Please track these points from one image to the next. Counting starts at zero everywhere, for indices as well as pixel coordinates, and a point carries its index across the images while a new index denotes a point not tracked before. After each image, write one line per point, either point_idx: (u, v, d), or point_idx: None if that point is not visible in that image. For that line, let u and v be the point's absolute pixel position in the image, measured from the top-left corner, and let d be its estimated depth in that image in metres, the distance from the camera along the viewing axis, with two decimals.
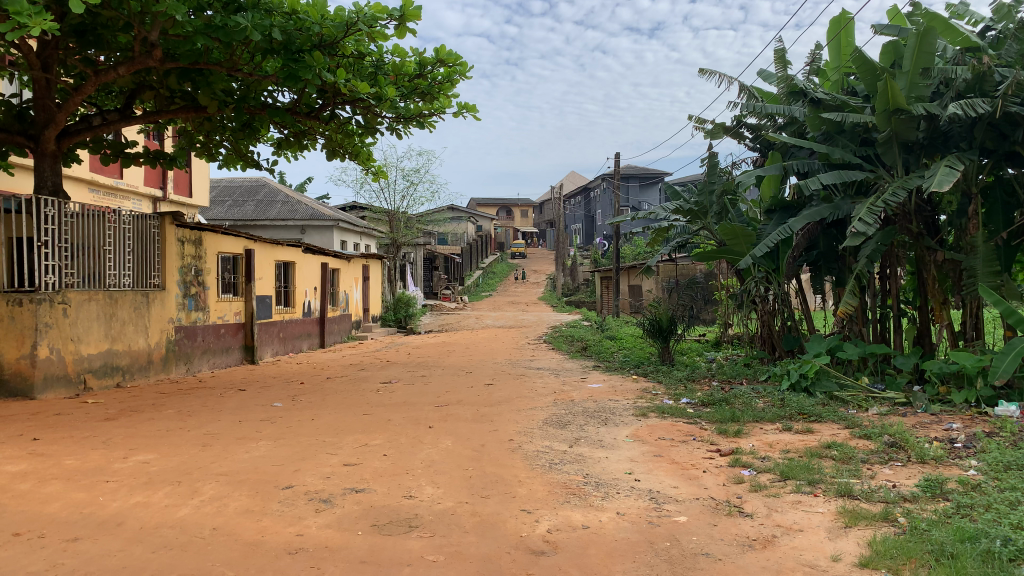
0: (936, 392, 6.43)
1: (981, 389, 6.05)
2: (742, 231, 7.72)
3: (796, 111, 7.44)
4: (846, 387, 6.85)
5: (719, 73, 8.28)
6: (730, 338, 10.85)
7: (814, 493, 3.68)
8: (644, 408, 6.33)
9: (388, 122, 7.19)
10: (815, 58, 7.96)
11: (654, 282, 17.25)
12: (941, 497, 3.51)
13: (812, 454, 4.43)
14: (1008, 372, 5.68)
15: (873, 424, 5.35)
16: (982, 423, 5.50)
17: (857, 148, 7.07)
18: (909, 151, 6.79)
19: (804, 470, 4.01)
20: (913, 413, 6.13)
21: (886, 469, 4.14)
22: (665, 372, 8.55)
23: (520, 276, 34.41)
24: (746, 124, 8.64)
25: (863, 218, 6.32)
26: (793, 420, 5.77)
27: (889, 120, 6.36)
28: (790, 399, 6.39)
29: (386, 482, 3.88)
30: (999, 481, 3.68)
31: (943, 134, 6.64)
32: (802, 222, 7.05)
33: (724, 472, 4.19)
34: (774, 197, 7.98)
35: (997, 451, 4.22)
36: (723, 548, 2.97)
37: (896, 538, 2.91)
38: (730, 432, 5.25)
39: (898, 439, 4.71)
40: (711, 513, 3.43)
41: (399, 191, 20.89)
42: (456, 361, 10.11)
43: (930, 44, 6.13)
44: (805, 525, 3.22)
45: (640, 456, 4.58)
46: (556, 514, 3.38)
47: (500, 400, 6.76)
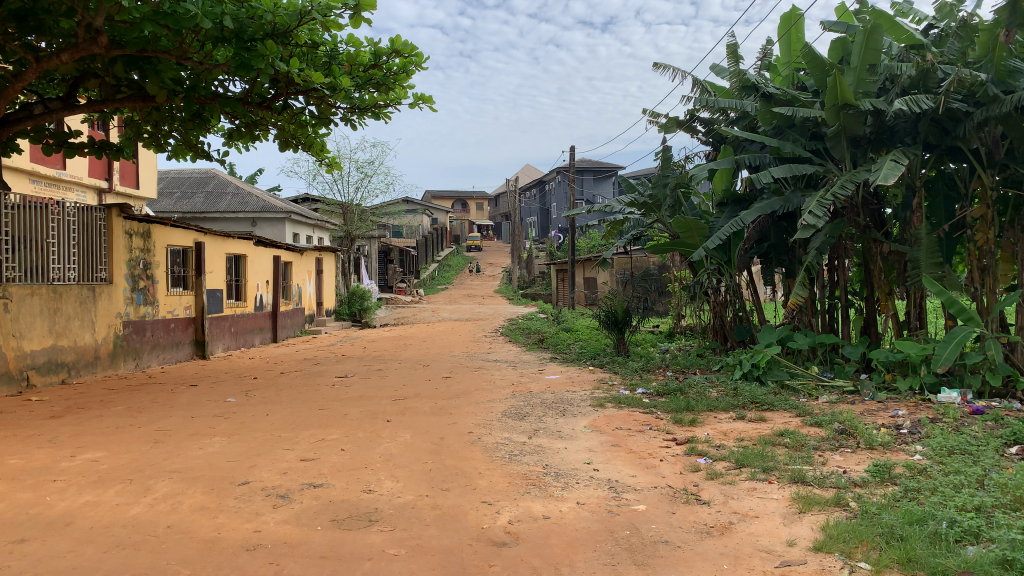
0: (882, 380, 6.61)
1: (925, 376, 6.25)
2: (695, 223, 7.80)
3: (748, 106, 7.54)
4: (797, 376, 7.00)
5: (673, 68, 8.36)
6: (684, 329, 11.00)
7: (768, 480, 3.76)
8: (601, 399, 6.38)
9: (342, 113, 7.09)
10: (766, 54, 8.09)
11: (608, 275, 17.38)
12: (889, 482, 3.61)
13: (766, 442, 4.51)
14: (950, 360, 5.88)
15: (824, 412, 5.49)
16: (926, 409, 5.68)
17: (807, 142, 7.19)
18: (856, 145, 6.95)
19: (758, 458, 4.08)
20: (861, 400, 6.30)
21: (836, 456, 4.24)
22: (621, 363, 8.63)
23: (474, 270, 34.38)
24: (699, 118, 8.74)
25: (813, 210, 6.44)
26: (746, 409, 5.88)
27: (838, 115, 6.51)
28: (743, 388, 6.50)
29: (345, 477, 3.85)
30: (944, 465, 3.80)
31: (889, 129, 6.80)
32: (754, 214, 7.16)
33: (681, 460, 4.24)
34: (726, 190, 8.09)
35: (941, 437, 4.36)
36: (682, 536, 3.01)
37: (847, 522, 2.99)
38: (686, 421, 5.33)
39: (848, 426, 4.83)
40: (669, 501, 3.47)
41: (352, 183, 20.65)
42: (412, 355, 10.06)
43: (877, 41, 6.27)
44: (761, 511, 3.28)
45: (598, 446, 4.61)
46: (517, 505, 3.39)
47: (458, 393, 6.75)
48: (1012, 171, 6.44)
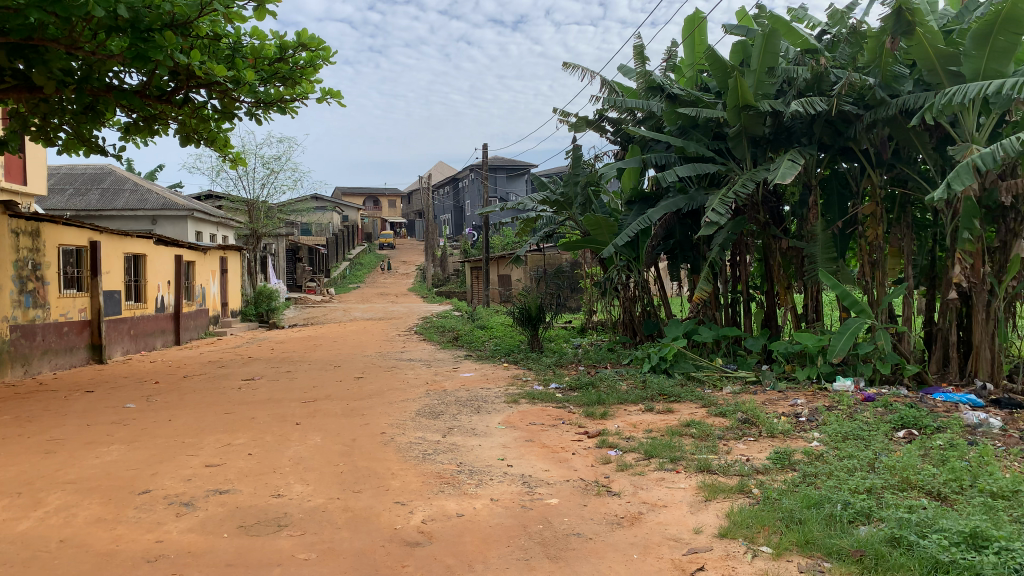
0: (782, 370, 6.90)
1: (821, 366, 6.55)
2: (605, 221, 7.94)
3: (654, 106, 7.72)
4: (702, 368, 7.22)
5: (582, 68, 8.48)
6: (595, 324, 11.20)
7: (676, 470, 3.86)
8: (515, 395, 6.42)
9: (247, 107, 6.89)
10: (671, 55, 8.30)
11: (522, 271, 17.51)
12: (789, 467, 3.77)
13: (673, 433, 4.63)
14: (844, 350, 6.18)
15: (728, 402, 5.69)
16: (822, 397, 5.96)
17: (710, 142, 7.43)
18: (756, 145, 7.21)
19: (666, 448, 4.19)
20: (762, 390, 6.56)
21: (740, 444, 4.40)
22: (534, 359, 8.70)
23: (386, 268, 34.04)
24: (608, 118, 8.90)
25: (716, 208, 6.65)
26: (655, 401, 6.03)
27: (739, 116, 6.74)
28: (652, 380, 6.66)
29: (253, 482, 3.74)
30: (839, 450, 4.00)
31: (786, 129, 7.09)
32: (660, 212, 7.34)
33: (593, 453, 4.32)
34: (634, 188, 8.27)
35: (836, 423, 4.58)
36: (594, 528, 3.06)
37: (750, 508, 3.10)
38: (597, 415, 5.42)
39: (751, 415, 5.02)
40: (581, 494, 3.53)
41: (258, 180, 20.10)
42: (322, 355, 9.87)
43: (775, 45, 6.50)
44: (669, 500, 3.37)
45: (512, 443, 4.64)
46: (430, 504, 3.38)
47: (371, 394, 6.67)
48: (898, 170, 6.82)
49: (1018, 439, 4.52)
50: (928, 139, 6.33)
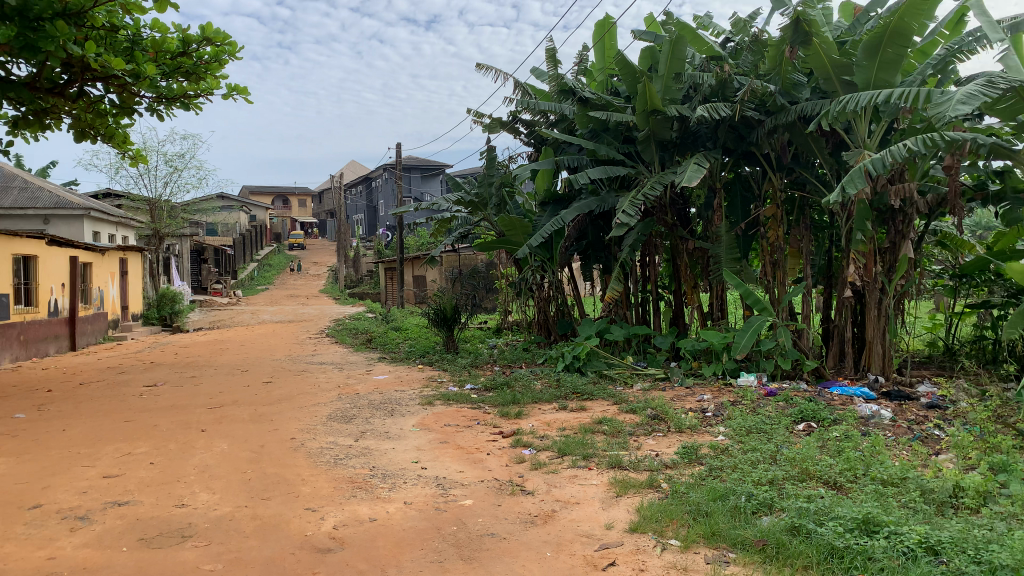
0: (689, 367, 7.11)
1: (726, 362, 6.78)
2: (519, 222, 7.99)
3: (566, 109, 7.82)
4: (614, 366, 7.36)
5: (495, 69, 8.51)
6: (510, 324, 11.26)
7: (588, 467, 3.93)
8: (429, 396, 6.39)
9: (147, 103, 6.61)
10: (582, 59, 8.43)
11: (436, 272, 17.44)
12: (696, 461, 3.89)
13: (586, 431, 4.70)
14: (747, 347, 6.42)
15: (638, 399, 5.81)
16: (727, 392, 6.18)
17: (620, 145, 7.58)
18: (664, 149, 7.41)
19: (579, 446, 4.25)
20: (671, 386, 6.75)
21: (650, 440, 4.51)
22: (449, 361, 8.68)
23: (297, 269, 33.30)
24: (521, 120, 8.96)
25: (626, 210, 6.79)
26: (568, 399, 6.11)
27: (647, 120, 6.90)
28: (565, 379, 6.75)
29: (154, 493, 3.60)
30: (743, 443, 4.14)
31: (693, 134, 7.30)
32: (573, 213, 7.43)
33: (507, 453, 4.34)
34: (547, 190, 8.35)
35: (740, 418, 4.75)
36: (508, 527, 3.08)
37: (659, 503, 3.18)
38: (512, 414, 5.44)
39: (660, 411, 5.15)
40: (495, 494, 3.54)
41: (160, 178, 19.32)
42: (230, 360, 9.57)
43: (681, 51, 6.68)
44: (581, 497, 3.42)
45: (426, 445, 4.61)
46: (342, 509, 3.32)
47: (281, 398, 6.51)
48: (797, 174, 7.12)
49: (907, 429, 4.79)
50: (824, 145, 6.64)
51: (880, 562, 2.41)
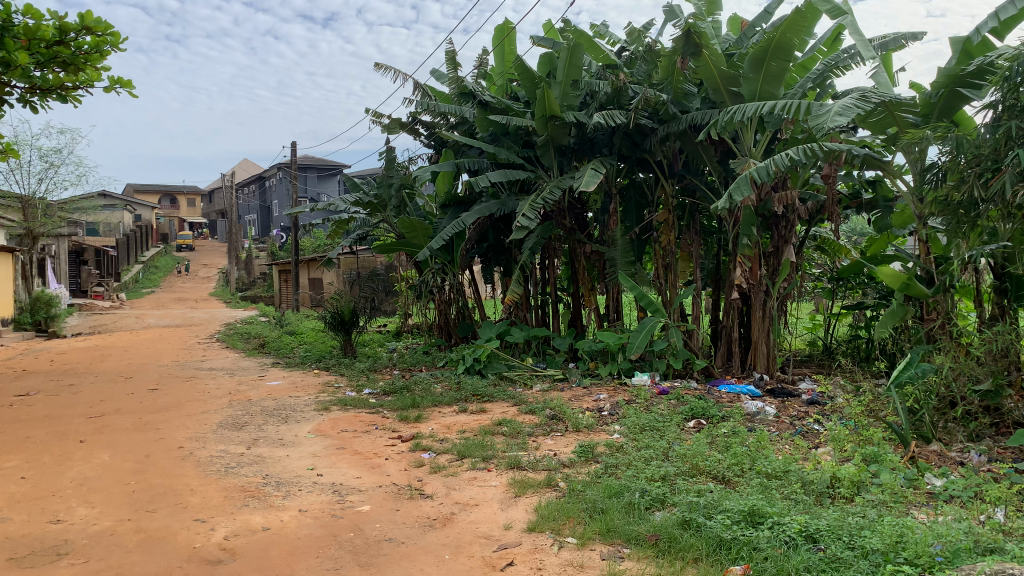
0: (587, 368, 7.25)
1: (621, 362, 6.95)
2: (419, 224, 7.94)
3: (466, 112, 7.83)
4: (513, 368, 7.42)
5: (394, 69, 8.43)
6: (410, 327, 11.18)
7: (488, 468, 3.94)
8: (327, 402, 6.26)
9: (19, 93, 6.20)
10: (482, 62, 8.46)
11: (334, 275, 17.12)
12: (593, 460, 3.97)
13: (485, 432, 4.72)
14: (642, 347, 6.60)
15: (537, 400, 5.89)
16: (623, 392, 6.34)
17: (519, 149, 7.66)
18: (562, 154, 7.53)
19: (479, 448, 4.26)
20: (569, 387, 6.86)
21: (548, 440, 4.57)
22: (347, 365, 8.53)
23: (185, 271, 31.97)
24: (421, 121, 8.91)
25: (525, 213, 6.86)
26: (468, 401, 6.11)
27: (546, 125, 6.99)
28: (465, 381, 6.75)
29: (26, 509, 3.37)
30: (638, 441, 4.26)
31: (589, 139, 7.45)
32: (473, 216, 7.45)
33: (406, 457, 4.30)
34: (447, 192, 8.34)
35: (635, 416, 4.88)
36: (406, 531, 3.05)
37: (556, 502, 3.22)
38: (411, 418, 5.40)
39: (558, 412, 5.23)
40: (393, 499, 3.51)
41: (34, 174, 18.15)
42: (112, 367, 9.08)
43: (579, 58, 6.76)
44: (480, 499, 3.43)
45: (322, 451, 4.52)
46: (234, 519, 3.21)
47: (168, 406, 6.22)
48: (688, 181, 7.39)
49: (789, 424, 5.05)
50: (713, 153, 6.91)
51: (764, 551, 2.53)
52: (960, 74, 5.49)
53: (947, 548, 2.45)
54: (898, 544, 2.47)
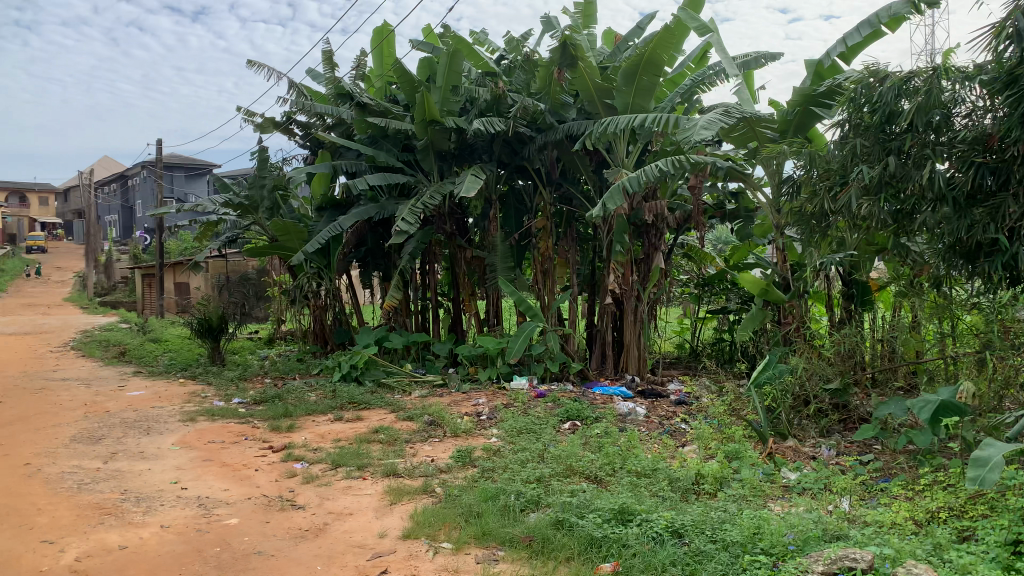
0: (466, 373, 7.27)
1: (500, 367, 7.02)
2: (294, 227, 7.73)
3: (344, 114, 7.69)
4: (392, 374, 7.33)
5: (268, 67, 8.18)
6: (284, 334, 10.85)
7: (363, 476, 3.88)
8: (193, 412, 5.98)
9: None
10: (360, 64, 8.34)
11: (202, 280, 16.37)
12: (470, 464, 3.99)
13: (361, 440, 4.65)
14: (520, 351, 6.69)
15: (415, 406, 5.85)
16: (501, 396, 6.40)
17: (398, 153, 7.60)
18: (442, 159, 7.53)
19: (353, 456, 4.19)
20: (448, 392, 6.86)
21: (425, 446, 4.55)
22: (216, 373, 8.17)
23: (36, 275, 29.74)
24: (296, 122, 8.68)
25: (405, 217, 6.80)
26: (344, 409, 5.99)
27: (425, 129, 6.96)
28: (341, 389, 6.61)
29: None
30: (514, 444, 4.31)
31: (469, 145, 7.48)
32: (351, 220, 7.32)
33: (277, 467, 4.17)
34: (324, 195, 8.15)
35: (512, 420, 4.94)
36: (276, 544, 2.96)
37: (432, 507, 3.21)
38: (283, 427, 5.24)
39: (436, 417, 5.22)
40: (264, 511, 3.39)
41: None
42: None
43: (458, 65, 6.80)
44: (355, 508, 3.37)
45: (187, 464, 4.31)
46: (87, 539, 3.01)
47: (13, 421, 5.76)
48: (565, 189, 7.56)
49: (659, 424, 5.26)
50: (589, 163, 7.12)
51: (633, 547, 2.62)
52: (813, 94, 5.93)
53: (799, 537, 2.62)
54: (756, 535, 2.61)
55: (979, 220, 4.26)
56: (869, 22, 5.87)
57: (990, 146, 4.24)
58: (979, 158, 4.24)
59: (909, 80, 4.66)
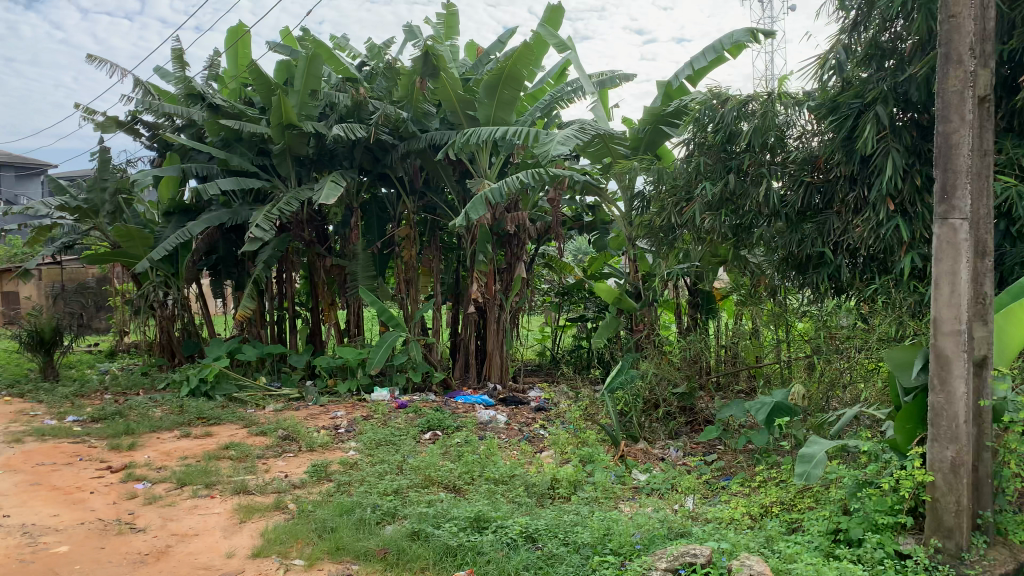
0: (325, 385, 7.10)
1: (360, 378, 6.91)
2: (138, 233, 7.29)
3: (194, 115, 7.33)
4: (245, 388, 7.05)
5: (111, 63, 7.69)
6: (127, 347, 10.20)
7: (211, 495, 3.71)
8: (20, 433, 5.50)
9: None
10: (213, 63, 8.00)
11: (34, 288, 15.13)
12: (326, 479, 3.90)
13: (210, 457, 4.44)
14: (381, 362, 6.61)
15: (269, 420, 5.65)
16: (361, 408, 6.30)
17: (254, 157, 7.34)
18: (301, 165, 7.34)
19: (201, 474, 3.99)
20: (305, 405, 6.67)
21: (280, 461, 4.41)
22: (47, 390, 7.56)
23: None
24: (142, 121, 8.20)
25: (260, 224, 6.56)
26: (192, 425, 5.70)
27: (283, 134, 6.75)
28: (190, 404, 6.28)
29: None
30: (372, 457, 4.25)
31: (329, 152, 7.33)
32: (202, 226, 6.98)
33: (116, 489, 3.91)
34: (172, 199, 7.73)
35: (371, 431, 4.87)
36: (111, 571, 2.78)
37: (285, 524, 3.11)
38: (123, 446, 4.92)
39: (291, 431, 5.06)
40: (99, 536, 3.17)
41: None
42: None
43: (317, 70, 6.66)
44: (201, 528, 3.22)
45: (11, 489, 3.96)
46: None
47: None
48: (428, 198, 7.56)
49: (518, 432, 5.35)
50: (451, 172, 7.16)
51: (487, 554, 2.65)
52: (662, 113, 6.23)
53: (645, 536, 2.74)
54: (605, 536, 2.71)
55: (808, 234, 4.80)
56: (713, 48, 6.24)
57: (817, 167, 4.79)
58: (808, 177, 4.80)
59: (746, 104, 5.00)
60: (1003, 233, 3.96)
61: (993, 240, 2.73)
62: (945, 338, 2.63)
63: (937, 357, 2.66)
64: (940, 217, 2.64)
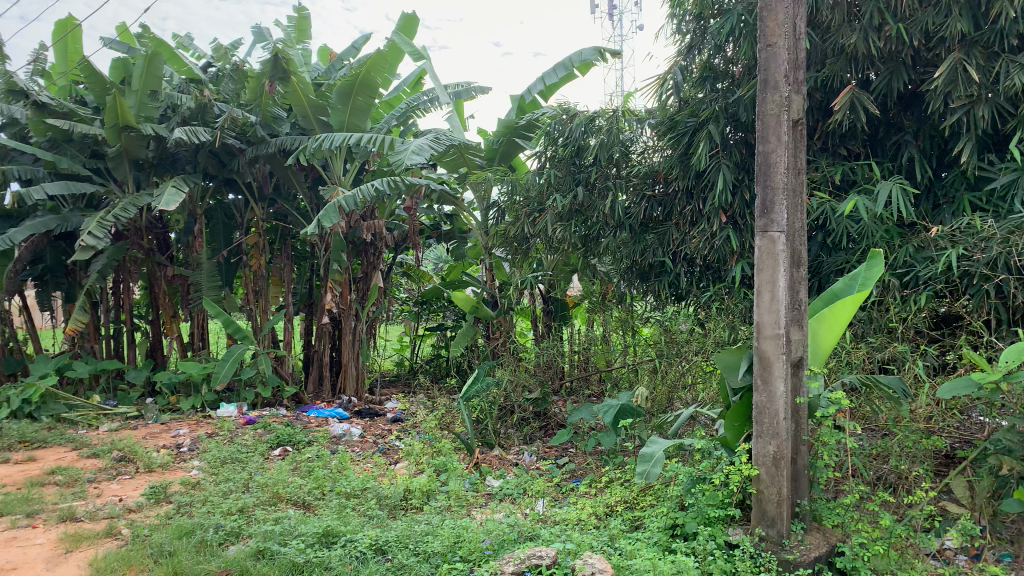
0: (166, 402, 6.72)
1: (206, 394, 6.60)
2: None
3: (16, 112, 6.76)
4: (76, 407, 6.55)
5: None
6: None
7: (33, 525, 3.43)
8: None
9: None
10: (38, 58, 7.41)
11: None
12: (165, 501, 3.70)
13: (33, 484, 4.09)
14: (228, 376, 6.35)
15: (103, 442, 5.29)
16: (207, 425, 6.01)
17: (86, 160, 6.86)
18: (139, 169, 6.92)
19: (21, 503, 3.68)
20: (144, 424, 6.29)
21: (114, 485, 4.14)
22: None
23: None
24: None
25: (93, 231, 6.12)
26: (13, 450, 5.24)
27: (118, 135, 6.35)
28: (10, 427, 5.77)
29: None
30: (216, 475, 4.07)
31: (171, 155, 6.94)
32: (25, 233, 6.43)
33: None
34: None
35: (216, 449, 4.66)
36: None
37: (117, 551, 2.92)
38: None
39: (127, 452, 4.76)
40: None
41: None
42: None
43: (157, 69, 6.32)
44: (20, 562, 2.96)
45: None
46: None
47: None
48: (279, 206, 7.34)
49: (372, 444, 5.30)
50: (303, 179, 6.99)
51: (335, 569, 2.61)
52: (515, 126, 6.39)
53: (495, 541, 2.79)
54: (455, 544, 2.74)
55: (650, 245, 5.09)
56: (564, 65, 6.45)
57: (658, 180, 5.07)
58: (650, 191, 5.06)
59: (594, 119, 5.21)
60: (819, 245, 4.36)
61: (808, 252, 2.98)
62: (767, 341, 2.85)
63: (760, 358, 2.88)
64: (761, 230, 2.87)
